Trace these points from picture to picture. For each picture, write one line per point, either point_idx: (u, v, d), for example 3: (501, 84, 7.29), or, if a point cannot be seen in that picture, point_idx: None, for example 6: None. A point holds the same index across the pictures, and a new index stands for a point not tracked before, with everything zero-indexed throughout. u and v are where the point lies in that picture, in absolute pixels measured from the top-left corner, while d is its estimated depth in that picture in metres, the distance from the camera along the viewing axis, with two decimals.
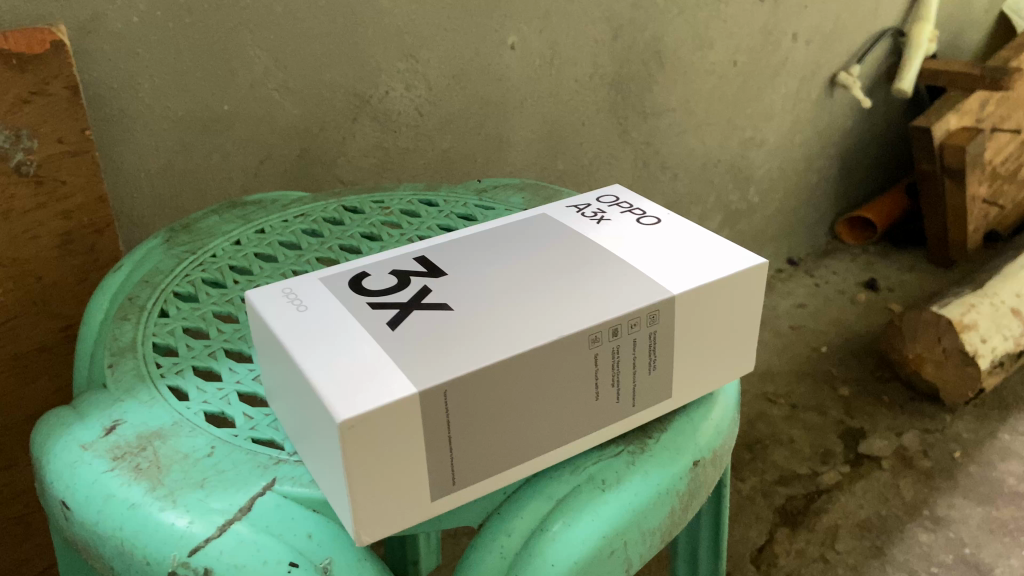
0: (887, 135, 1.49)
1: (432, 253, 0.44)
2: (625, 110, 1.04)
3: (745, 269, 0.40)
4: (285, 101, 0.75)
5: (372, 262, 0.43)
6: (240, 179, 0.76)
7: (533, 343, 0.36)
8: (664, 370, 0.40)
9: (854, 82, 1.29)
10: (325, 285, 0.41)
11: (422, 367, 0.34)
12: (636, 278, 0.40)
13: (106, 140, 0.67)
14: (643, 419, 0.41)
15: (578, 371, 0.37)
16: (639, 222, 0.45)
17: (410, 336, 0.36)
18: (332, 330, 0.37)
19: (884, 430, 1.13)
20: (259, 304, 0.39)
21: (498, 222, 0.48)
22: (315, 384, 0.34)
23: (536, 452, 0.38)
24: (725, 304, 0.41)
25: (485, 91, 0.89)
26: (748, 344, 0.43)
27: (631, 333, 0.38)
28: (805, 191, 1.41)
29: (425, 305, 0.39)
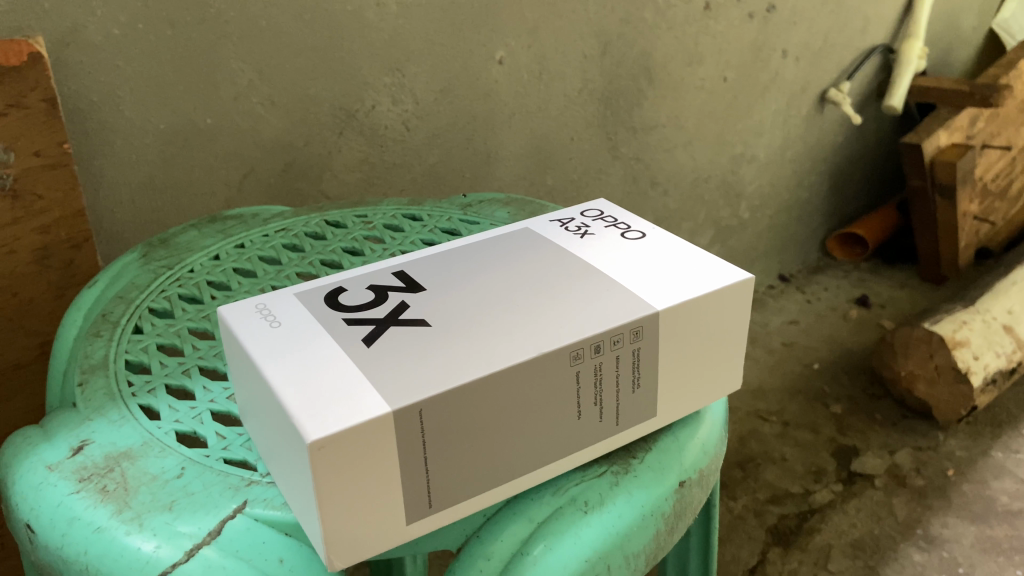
0: (877, 151, 1.49)
1: (411, 268, 0.43)
2: (614, 125, 1.04)
3: (731, 284, 0.39)
4: (269, 115, 0.74)
5: (349, 277, 0.42)
6: (223, 194, 0.75)
7: (513, 360, 0.35)
8: (649, 388, 0.39)
9: (844, 99, 1.29)
10: (301, 300, 0.40)
11: (397, 385, 0.33)
12: (619, 293, 0.39)
13: (85, 154, 0.65)
14: (627, 439, 0.40)
15: (559, 389, 0.36)
16: (623, 236, 0.45)
17: (385, 354, 0.35)
18: (305, 347, 0.36)
19: (877, 448, 1.12)
20: (231, 319, 0.38)
21: (479, 236, 0.47)
22: (285, 402, 0.33)
23: (516, 472, 0.37)
24: (711, 321, 0.40)
25: (473, 106, 0.88)
26: (735, 361, 0.42)
27: (614, 350, 0.37)
28: (796, 207, 1.40)
29: (402, 321, 0.38)
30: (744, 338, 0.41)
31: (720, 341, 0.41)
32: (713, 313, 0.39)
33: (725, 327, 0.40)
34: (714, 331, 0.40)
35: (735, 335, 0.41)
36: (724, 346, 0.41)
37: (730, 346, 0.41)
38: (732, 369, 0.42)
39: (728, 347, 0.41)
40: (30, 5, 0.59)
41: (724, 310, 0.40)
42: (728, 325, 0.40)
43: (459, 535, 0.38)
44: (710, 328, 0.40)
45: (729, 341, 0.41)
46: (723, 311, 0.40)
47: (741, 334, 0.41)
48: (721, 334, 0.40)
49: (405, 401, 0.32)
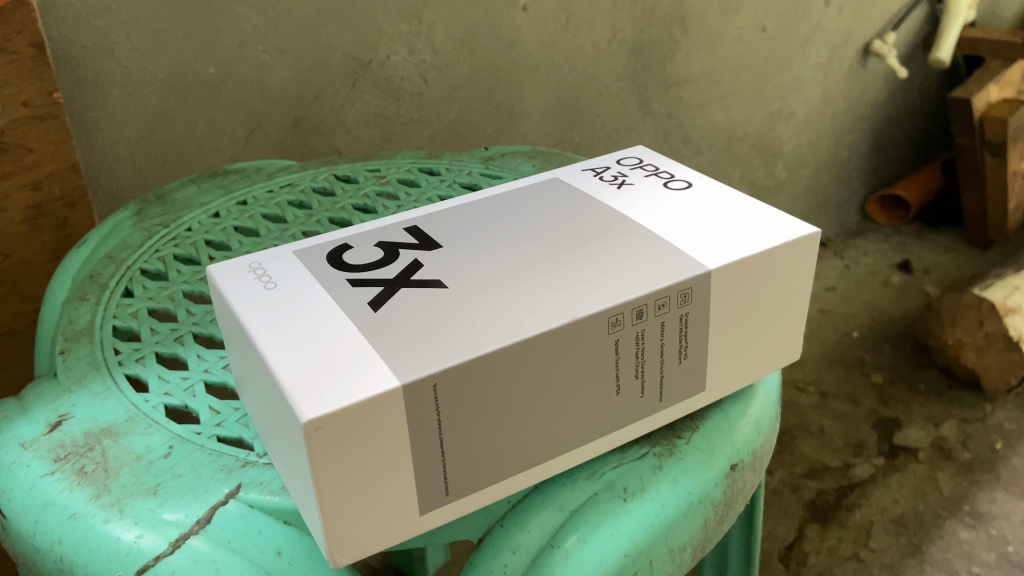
0: (923, 108, 1.41)
1: (426, 223, 0.38)
2: (645, 79, 0.98)
3: (793, 240, 0.34)
4: (276, 64, 0.69)
5: (356, 233, 0.37)
6: (230, 149, 0.70)
7: (542, 326, 0.30)
8: (697, 359, 0.34)
9: (890, 51, 1.21)
10: (300, 258, 0.35)
11: (406, 355, 0.29)
12: (664, 248, 0.34)
13: (78, 105, 0.61)
14: (671, 417, 0.35)
15: (595, 360, 0.32)
16: (666, 186, 0.39)
17: (393, 319, 0.31)
18: (302, 311, 0.31)
19: (921, 420, 1.07)
20: (220, 279, 0.34)
21: (503, 187, 0.42)
22: (277, 376, 0.28)
23: (546, 451, 0.32)
24: (767, 282, 0.34)
25: (496, 56, 0.82)
26: (795, 328, 0.37)
27: (658, 315, 0.32)
28: (835, 167, 1.33)
29: (414, 282, 0.33)
30: (806, 302, 0.36)
31: (778, 305, 0.35)
32: (771, 273, 0.34)
33: (784, 290, 0.35)
34: (772, 295, 0.35)
35: (796, 299, 0.36)
36: (783, 311, 0.36)
37: (789, 310, 0.36)
38: (792, 337, 0.37)
39: (788, 312, 0.36)
40: None
41: (783, 270, 0.35)
42: (788, 288, 0.35)
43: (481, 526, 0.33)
44: (768, 291, 0.35)
45: (790, 305, 0.36)
46: (783, 271, 0.35)
47: (802, 298, 0.36)
48: (780, 296, 0.35)
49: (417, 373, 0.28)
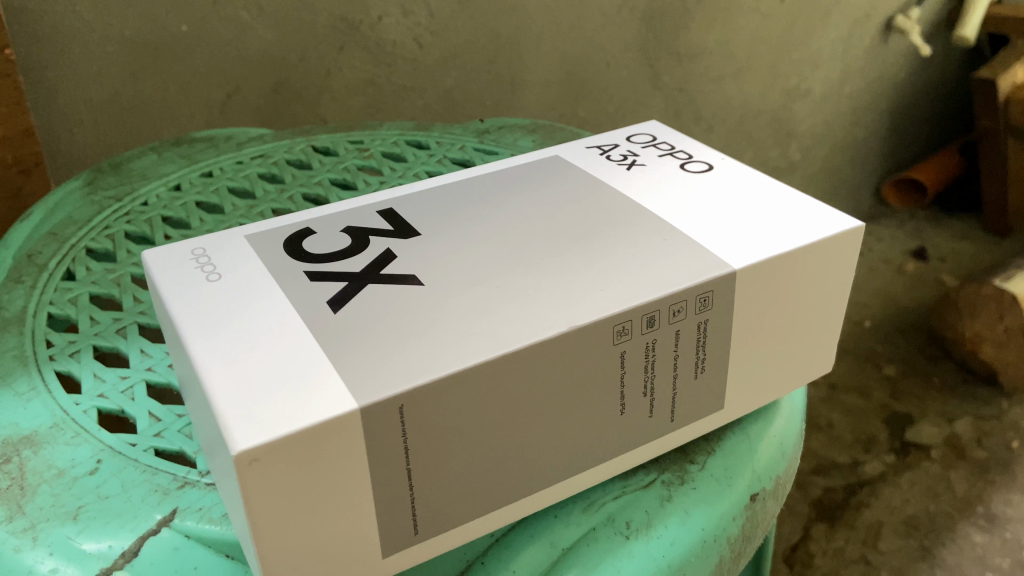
0: (944, 88, 1.35)
1: (404, 206, 0.33)
2: (657, 50, 0.92)
3: (834, 236, 0.29)
4: (257, 24, 0.63)
5: (321, 216, 0.32)
6: (204, 115, 0.65)
7: (534, 334, 0.25)
8: (716, 372, 0.29)
9: (913, 27, 1.16)
10: (252, 245, 0.30)
11: (367, 369, 0.24)
12: (682, 241, 0.29)
13: (35, 63, 0.56)
14: (684, 438, 0.30)
15: (596, 374, 0.27)
16: (683, 168, 0.34)
17: (356, 322, 0.25)
18: (248, 310, 0.26)
19: (934, 416, 1.02)
20: (156, 268, 0.29)
21: (496, 165, 0.36)
22: (210, 393, 0.23)
23: (536, 478, 0.27)
24: (801, 286, 0.29)
25: (496, 22, 0.76)
26: (830, 336, 0.32)
27: (673, 323, 0.27)
28: (851, 147, 1.28)
29: (384, 277, 0.28)
30: (843, 307, 0.31)
31: (812, 311, 0.30)
32: (804, 275, 0.29)
33: (821, 292, 0.30)
34: (807, 299, 0.30)
35: (832, 303, 0.31)
36: (817, 317, 0.31)
37: (824, 317, 0.31)
38: (825, 348, 0.32)
39: (821, 319, 0.31)
40: None
41: (819, 271, 0.30)
42: (823, 292, 0.30)
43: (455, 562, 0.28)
44: (802, 295, 0.30)
45: (824, 311, 0.31)
46: (819, 272, 0.29)
47: (839, 301, 0.31)
48: (813, 301, 0.30)
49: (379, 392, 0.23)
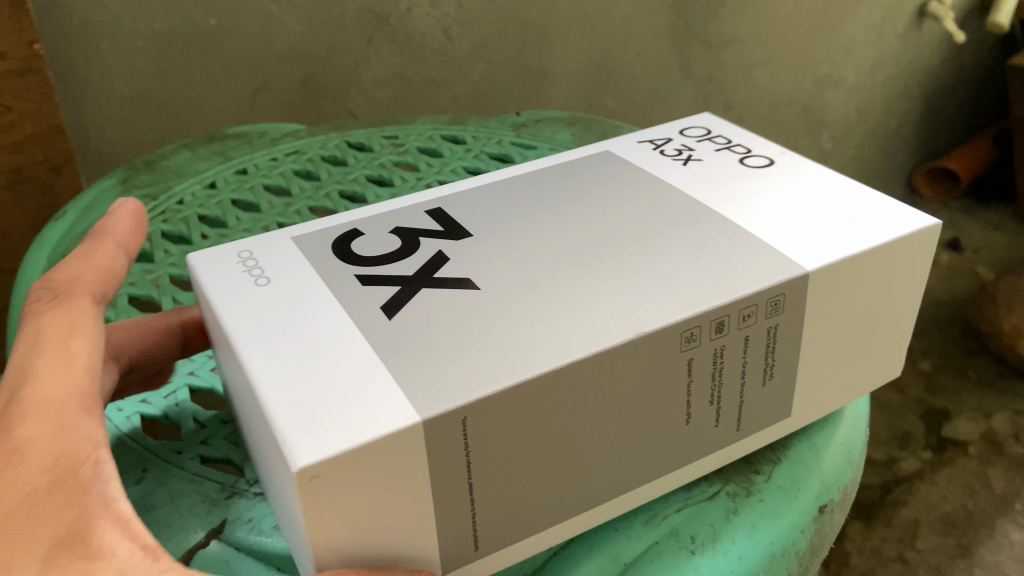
0: (979, 75, 1.32)
1: (452, 204, 0.32)
2: (687, 39, 0.90)
3: (909, 234, 0.28)
4: (285, 17, 0.62)
5: (368, 215, 0.31)
6: (234, 110, 0.64)
7: (600, 341, 0.24)
8: (784, 378, 0.28)
9: (947, 13, 1.13)
10: (300, 248, 0.29)
11: (427, 377, 0.22)
12: (748, 239, 0.28)
13: (65, 60, 0.55)
14: (748, 447, 0.29)
15: (663, 382, 0.25)
16: (744, 163, 0.33)
17: (412, 328, 0.24)
18: (298, 317, 0.25)
19: (971, 411, 1.00)
20: (201, 271, 0.28)
21: (546, 160, 0.35)
22: (264, 405, 0.22)
23: (600, 489, 0.26)
24: (873, 287, 0.28)
25: (526, 12, 0.75)
26: (900, 341, 0.30)
27: (743, 328, 0.26)
28: (882, 137, 1.26)
29: (437, 280, 0.27)
30: (915, 308, 0.30)
31: (885, 313, 0.29)
32: (879, 275, 0.28)
33: (895, 292, 0.29)
34: (879, 301, 0.28)
35: (904, 305, 0.29)
36: (889, 320, 0.29)
37: (895, 320, 0.30)
38: (896, 352, 0.31)
39: (893, 322, 0.30)
40: None
41: (894, 272, 0.28)
42: (897, 292, 0.29)
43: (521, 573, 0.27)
44: (874, 298, 0.28)
45: (896, 314, 0.29)
46: (894, 271, 0.28)
47: (912, 303, 0.30)
48: (886, 304, 0.29)
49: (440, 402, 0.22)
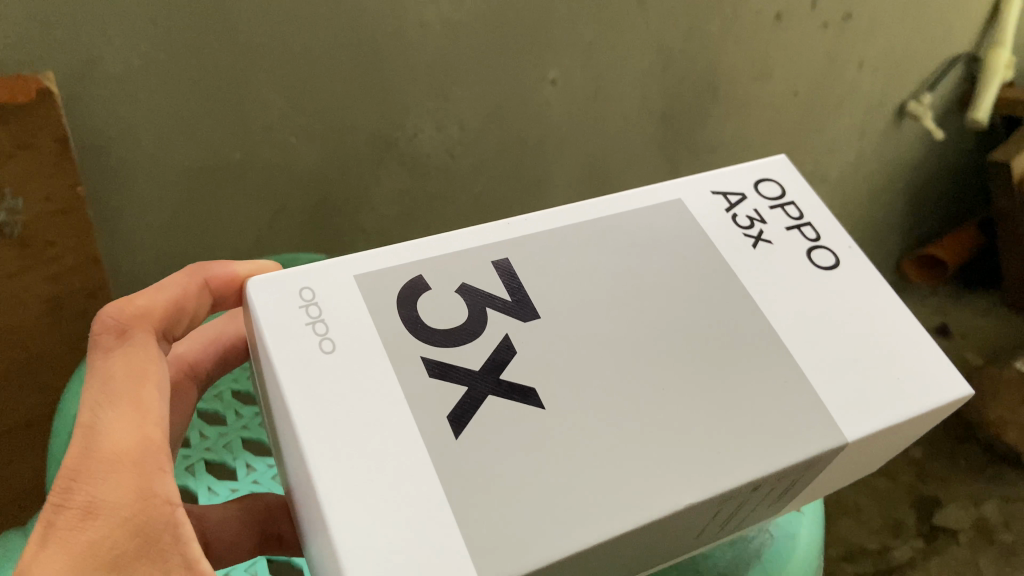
0: (963, 168, 1.38)
1: (523, 254, 0.38)
2: (676, 148, 0.96)
3: (950, 401, 0.37)
4: (303, 147, 0.69)
5: (441, 259, 0.37)
6: (254, 233, 0.73)
7: (674, 502, 0.31)
8: (817, 470, 0.36)
9: (924, 112, 1.20)
10: (370, 325, 0.33)
11: (539, 518, 0.30)
12: (792, 389, 0.35)
13: (102, 195, 0.63)
14: (751, 505, 0.37)
15: (703, 510, 0.33)
16: (815, 255, 0.40)
17: (515, 453, 0.31)
18: (367, 429, 0.31)
19: (963, 497, 1.03)
20: (276, 339, 0.32)
21: (632, 195, 0.42)
22: (334, 539, 0.28)
23: (589, 567, 0.33)
24: (903, 430, 0.37)
25: (524, 131, 0.81)
26: (905, 439, 0.41)
27: (776, 483, 0.35)
28: (861, 225, 1.33)
29: (507, 387, 0.33)
30: (927, 428, 0.40)
31: (902, 437, 0.39)
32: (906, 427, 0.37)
33: (923, 425, 0.38)
34: (901, 434, 0.38)
35: (921, 427, 0.39)
36: (910, 434, 0.39)
37: (907, 436, 0.40)
38: (898, 444, 0.41)
39: (908, 436, 0.39)
40: (43, 37, 0.52)
41: (929, 418, 0.38)
42: (919, 424, 0.38)
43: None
44: (899, 433, 0.38)
45: (910, 433, 0.39)
46: (930, 417, 0.38)
47: (926, 425, 0.39)
48: (910, 431, 0.38)
49: (555, 554, 0.29)
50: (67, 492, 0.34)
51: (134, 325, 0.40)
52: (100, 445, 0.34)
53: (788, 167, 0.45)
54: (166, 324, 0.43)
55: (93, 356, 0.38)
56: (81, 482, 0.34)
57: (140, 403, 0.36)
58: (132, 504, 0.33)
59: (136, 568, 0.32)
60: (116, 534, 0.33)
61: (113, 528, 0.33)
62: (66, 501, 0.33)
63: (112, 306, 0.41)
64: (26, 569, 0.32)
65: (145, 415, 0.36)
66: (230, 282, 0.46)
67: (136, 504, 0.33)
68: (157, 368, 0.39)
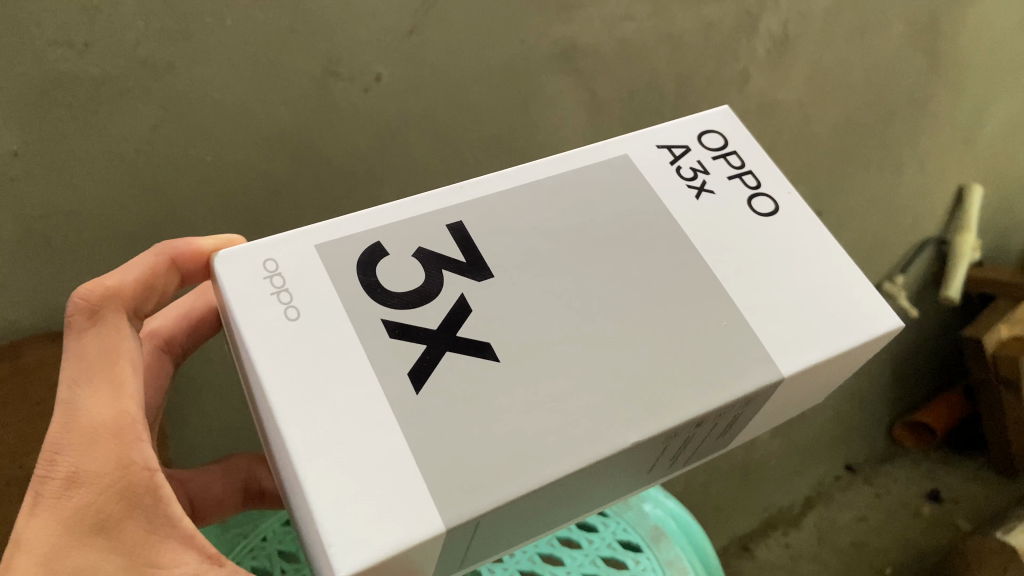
0: (942, 340, 1.50)
1: (510, 198, 0.49)
2: None
3: (882, 334, 0.48)
4: None
5: (428, 214, 0.48)
6: None
7: (622, 443, 0.41)
8: (757, 404, 0.47)
9: (898, 292, 1.36)
10: (333, 288, 0.43)
11: (481, 463, 0.39)
12: (728, 330, 0.46)
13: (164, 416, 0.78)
14: (689, 438, 0.47)
15: (656, 442, 0.44)
16: (759, 210, 0.52)
17: (464, 397, 0.41)
18: (331, 389, 0.40)
19: None
20: (244, 319, 0.41)
21: (584, 154, 0.52)
22: (310, 493, 0.36)
23: (559, 495, 0.43)
24: (833, 366, 0.48)
25: None
26: (847, 367, 0.52)
27: (723, 416, 0.45)
28: (861, 396, 1.40)
29: (458, 343, 0.43)
30: (868, 353, 0.51)
31: (838, 368, 0.50)
32: (835, 362, 0.48)
33: (853, 358, 0.49)
34: (830, 369, 0.49)
35: (856, 358, 0.51)
36: (847, 363, 0.50)
37: (845, 366, 0.51)
38: (841, 370, 0.52)
39: (844, 366, 0.50)
40: None
41: (860, 351, 0.49)
42: (849, 360, 0.49)
43: (558, 526, 0.53)
44: (829, 368, 0.48)
45: (844, 364, 0.50)
46: (859, 351, 0.49)
47: (863, 354, 0.51)
48: (838, 366, 0.49)
49: (513, 493, 0.39)
50: (54, 464, 0.45)
51: (105, 305, 0.50)
52: (81, 420, 0.46)
53: (728, 117, 0.57)
54: (137, 301, 0.53)
55: (69, 336, 0.49)
56: (65, 454, 0.45)
57: (115, 381, 0.48)
58: (113, 472, 0.45)
59: (125, 523, 0.44)
60: (100, 497, 0.44)
61: (96, 491, 0.45)
62: (52, 472, 0.45)
63: (87, 286, 0.50)
64: (29, 527, 0.44)
65: (119, 392, 0.47)
66: (196, 255, 0.54)
67: (115, 471, 0.45)
68: (128, 342, 0.50)
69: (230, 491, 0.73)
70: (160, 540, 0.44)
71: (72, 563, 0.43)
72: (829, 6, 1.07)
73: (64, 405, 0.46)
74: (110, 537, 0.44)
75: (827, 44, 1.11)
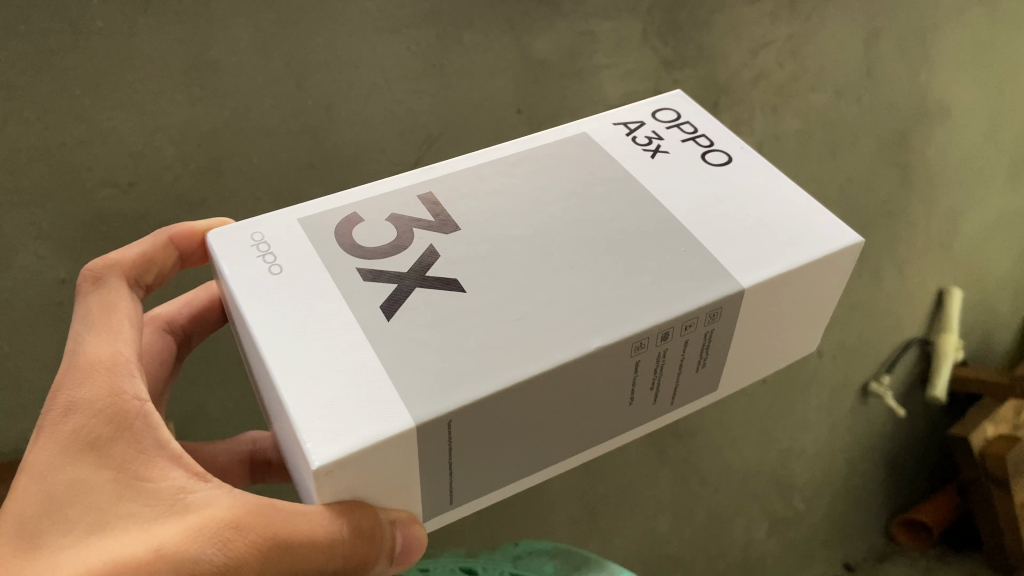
0: (932, 438, 1.54)
1: (463, 175, 0.55)
2: (665, 444, 1.17)
3: (839, 250, 0.51)
4: None
5: (393, 192, 0.54)
6: None
7: (584, 347, 0.44)
8: (727, 321, 0.50)
9: (885, 392, 1.38)
10: (309, 248, 0.49)
11: (457, 365, 0.43)
12: (682, 257, 0.50)
13: None
14: (667, 357, 0.49)
15: (619, 356, 0.46)
16: (713, 158, 0.57)
17: (438, 319, 0.45)
18: (310, 324, 0.44)
19: None
20: (232, 277, 0.46)
21: (540, 140, 0.59)
22: (294, 407, 0.40)
23: (535, 411, 0.45)
24: (798, 286, 0.52)
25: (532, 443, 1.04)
26: (827, 287, 0.55)
27: (689, 330, 0.48)
28: (851, 498, 1.46)
29: (429, 280, 0.48)
30: (847, 267, 0.54)
31: (807, 290, 0.53)
32: (796, 277, 0.51)
33: (825, 274, 0.53)
34: (802, 284, 0.52)
35: (826, 280, 0.54)
36: (822, 280, 0.53)
37: (817, 288, 0.54)
38: (820, 294, 0.55)
39: (815, 290, 0.54)
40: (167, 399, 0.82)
41: (827, 267, 0.52)
42: (815, 281, 0.53)
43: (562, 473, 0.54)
44: (800, 284, 0.52)
45: (817, 284, 0.53)
46: (826, 269, 0.52)
47: (832, 275, 0.54)
48: (805, 288, 0.53)
49: (480, 391, 0.42)
50: (54, 398, 0.49)
51: (106, 272, 0.57)
52: (81, 361, 0.51)
53: (681, 99, 0.63)
54: (136, 272, 0.59)
55: (77, 300, 0.55)
56: (65, 387, 0.50)
57: (110, 330, 0.53)
58: (105, 399, 0.49)
59: (117, 444, 0.48)
60: (93, 420, 0.48)
61: (90, 416, 0.48)
62: (52, 405, 0.49)
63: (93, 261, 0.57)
64: (32, 454, 0.48)
65: (114, 337, 0.53)
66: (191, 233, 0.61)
67: (105, 398, 0.49)
68: (124, 301, 0.56)
69: (235, 462, 0.72)
70: (149, 458, 0.48)
71: (67, 477, 0.46)
72: (797, 129, 1.18)
73: (70, 353, 0.52)
74: (102, 453, 0.47)
75: (798, 164, 1.21)
